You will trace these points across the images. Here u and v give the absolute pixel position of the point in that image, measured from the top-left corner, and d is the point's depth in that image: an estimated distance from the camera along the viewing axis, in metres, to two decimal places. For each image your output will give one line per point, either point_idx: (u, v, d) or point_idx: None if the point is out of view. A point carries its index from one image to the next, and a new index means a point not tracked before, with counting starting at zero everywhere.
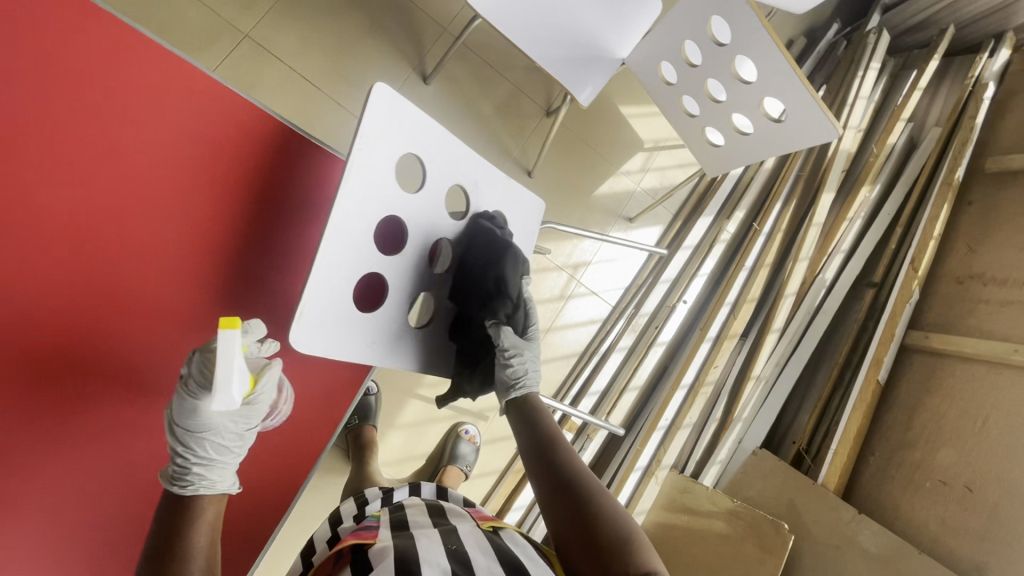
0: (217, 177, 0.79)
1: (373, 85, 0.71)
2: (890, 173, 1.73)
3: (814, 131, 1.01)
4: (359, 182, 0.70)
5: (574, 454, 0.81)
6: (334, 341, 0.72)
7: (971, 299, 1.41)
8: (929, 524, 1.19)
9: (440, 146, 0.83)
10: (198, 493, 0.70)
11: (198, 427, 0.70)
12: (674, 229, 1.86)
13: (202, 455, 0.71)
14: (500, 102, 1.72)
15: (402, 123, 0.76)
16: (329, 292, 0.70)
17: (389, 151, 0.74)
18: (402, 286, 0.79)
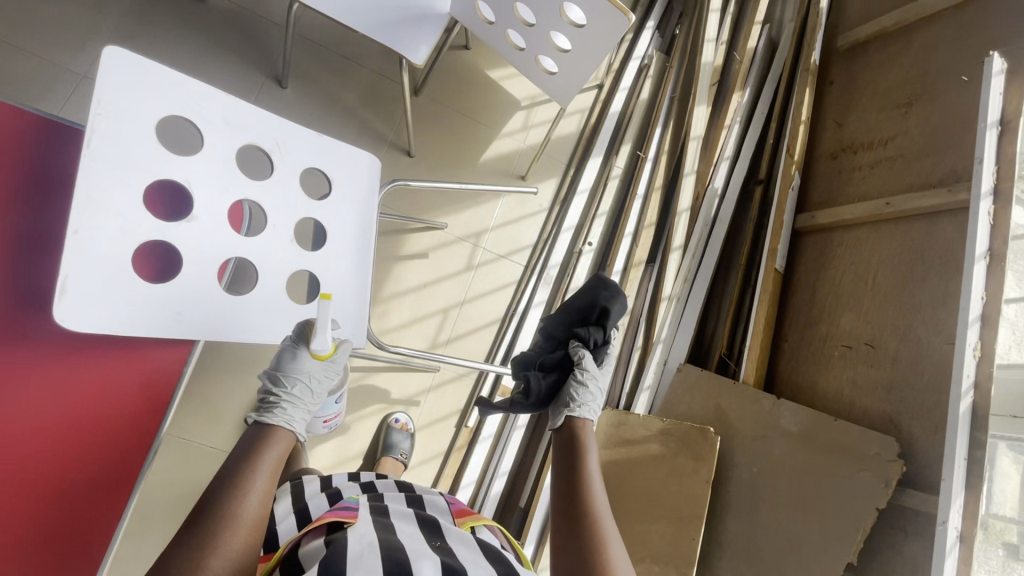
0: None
1: (102, 48, 0.70)
2: (757, 75, 1.76)
3: (614, 26, 1.02)
4: (114, 145, 0.70)
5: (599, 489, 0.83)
6: (115, 313, 0.69)
7: (846, 170, 1.43)
8: (844, 391, 1.18)
9: (216, 107, 0.80)
10: (277, 425, 0.75)
11: (290, 372, 0.82)
12: (568, 178, 1.85)
13: (291, 395, 0.80)
14: (364, 91, 1.72)
15: (156, 87, 0.74)
16: (101, 263, 0.68)
17: (144, 115, 0.72)
18: (201, 253, 0.77)
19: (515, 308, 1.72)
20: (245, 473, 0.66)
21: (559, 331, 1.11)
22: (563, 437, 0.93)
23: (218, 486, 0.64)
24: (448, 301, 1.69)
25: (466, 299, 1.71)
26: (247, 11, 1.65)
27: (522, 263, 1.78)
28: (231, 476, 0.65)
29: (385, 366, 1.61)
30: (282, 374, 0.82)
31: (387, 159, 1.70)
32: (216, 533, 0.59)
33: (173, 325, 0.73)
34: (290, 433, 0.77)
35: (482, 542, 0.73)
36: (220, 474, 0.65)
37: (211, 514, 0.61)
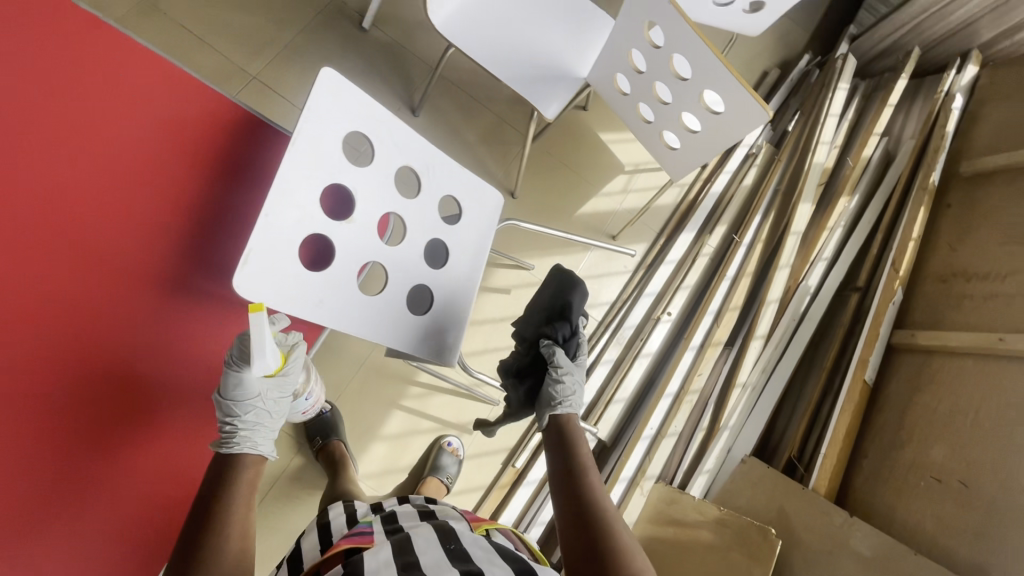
0: (189, 158, 0.85)
1: (320, 68, 0.81)
2: (868, 184, 1.76)
3: (751, 119, 1.06)
4: (308, 148, 0.80)
5: (597, 482, 0.81)
6: (279, 293, 0.78)
7: (955, 296, 1.38)
8: (926, 526, 1.11)
9: (388, 129, 0.90)
10: (243, 453, 0.80)
11: (238, 397, 0.80)
12: (657, 246, 1.89)
13: (248, 421, 0.80)
14: (484, 130, 1.85)
15: (347, 102, 0.84)
16: (274, 244, 0.78)
17: (337, 128, 0.83)
18: (351, 252, 0.86)
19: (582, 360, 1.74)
20: (225, 496, 0.75)
21: (529, 330, 1.02)
22: (554, 437, 0.89)
23: (204, 508, 0.73)
24: None
25: None
26: (400, 44, 1.83)
27: (597, 318, 1.81)
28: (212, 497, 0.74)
29: (448, 388, 1.66)
30: (231, 399, 0.80)
31: None
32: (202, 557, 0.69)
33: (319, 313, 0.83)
34: (259, 455, 0.82)
35: (497, 545, 0.76)
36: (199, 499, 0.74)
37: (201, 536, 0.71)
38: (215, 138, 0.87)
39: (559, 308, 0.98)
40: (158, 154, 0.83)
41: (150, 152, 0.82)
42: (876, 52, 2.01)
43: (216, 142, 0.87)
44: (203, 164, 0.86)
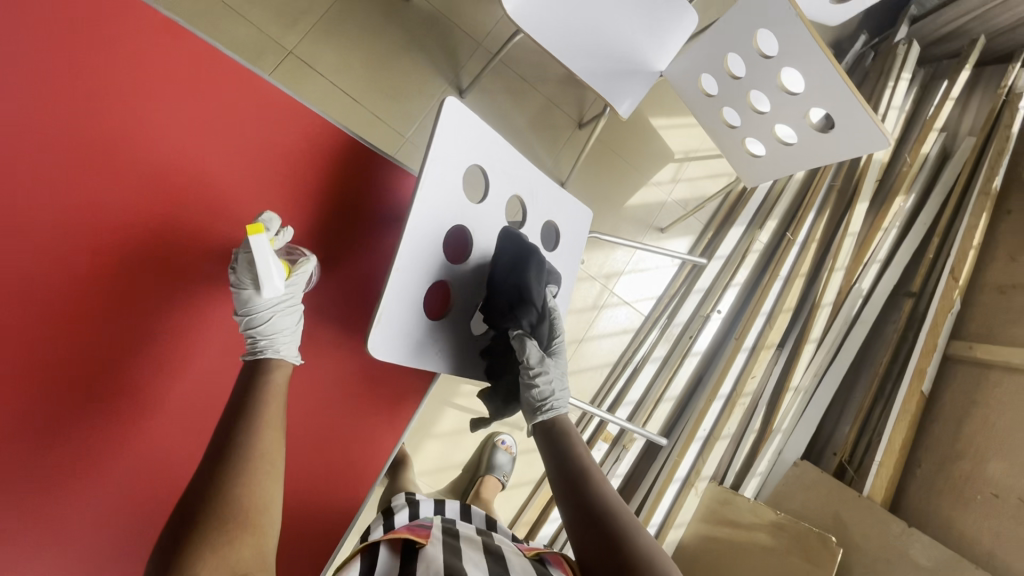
0: (319, 199, 0.85)
1: (447, 100, 0.80)
2: (924, 182, 1.72)
3: (863, 142, 1.02)
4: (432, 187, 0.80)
5: (608, 487, 0.77)
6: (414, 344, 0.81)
7: (1015, 309, 1.40)
8: (982, 537, 1.18)
9: (501, 159, 0.90)
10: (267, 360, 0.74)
11: (253, 307, 0.73)
12: (705, 239, 1.86)
13: (265, 332, 0.74)
14: (533, 114, 1.76)
15: (466, 134, 0.84)
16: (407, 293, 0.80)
17: (457, 164, 0.83)
18: (466, 295, 0.87)
19: (630, 357, 1.74)
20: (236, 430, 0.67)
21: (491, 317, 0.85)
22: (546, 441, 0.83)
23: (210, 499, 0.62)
24: (569, 335, 1.72)
25: (585, 337, 1.73)
26: (445, 17, 1.69)
27: (645, 313, 1.79)
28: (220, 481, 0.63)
29: None
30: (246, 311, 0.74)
31: None
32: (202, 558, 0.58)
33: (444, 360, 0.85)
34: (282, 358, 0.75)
35: None
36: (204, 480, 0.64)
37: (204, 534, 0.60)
38: (347, 185, 0.87)
39: (516, 292, 0.83)
40: (295, 200, 0.83)
41: (288, 200, 0.83)
42: (937, 36, 1.89)
43: (349, 189, 0.87)
44: (337, 212, 0.87)
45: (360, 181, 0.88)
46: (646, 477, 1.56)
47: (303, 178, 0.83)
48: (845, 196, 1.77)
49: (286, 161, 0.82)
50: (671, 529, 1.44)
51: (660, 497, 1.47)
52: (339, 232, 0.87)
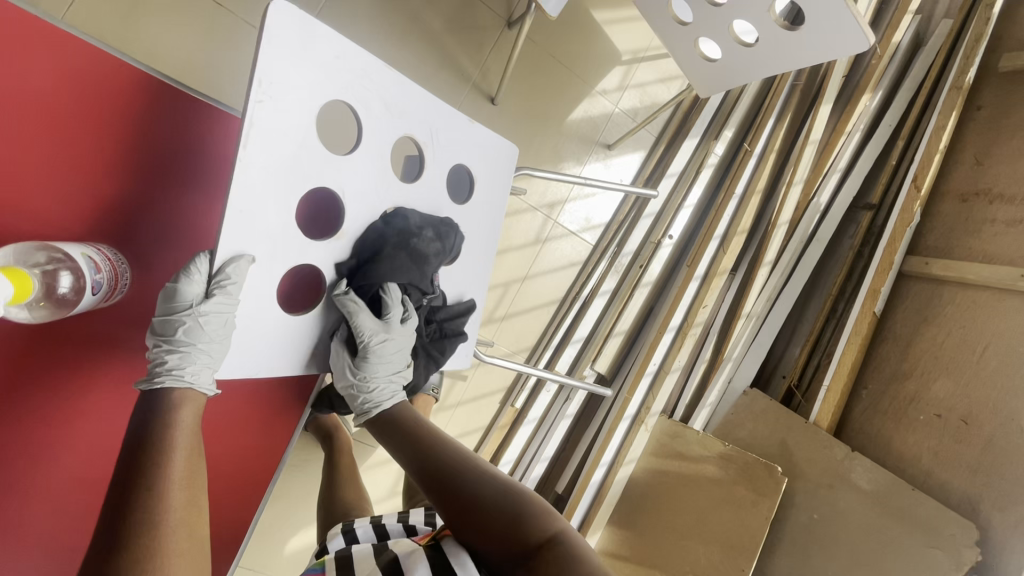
0: (103, 150, 0.65)
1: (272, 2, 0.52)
2: (894, 75, 1.53)
3: (834, 42, 0.84)
4: (261, 145, 0.56)
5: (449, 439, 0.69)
6: (262, 355, 0.64)
7: (976, 219, 1.32)
8: (922, 458, 1.20)
9: (381, 89, 0.65)
10: (168, 390, 0.57)
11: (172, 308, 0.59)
12: (655, 155, 1.67)
13: (177, 342, 0.58)
14: (451, 12, 1.45)
15: (318, 52, 0.58)
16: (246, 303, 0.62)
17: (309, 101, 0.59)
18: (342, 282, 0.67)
19: (578, 292, 1.62)
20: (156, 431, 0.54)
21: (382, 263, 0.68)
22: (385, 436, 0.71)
23: (148, 415, 0.55)
24: (511, 274, 1.57)
25: (528, 274, 1.59)
26: None
27: (592, 242, 1.65)
28: (157, 400, 0.57)
29: None
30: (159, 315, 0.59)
31: (469, 103, 1.49)
32: (154, 475, 0.51)
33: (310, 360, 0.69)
34: (195, 390, 0.59)
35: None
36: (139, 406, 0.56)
37: (152, 446, 0.53)
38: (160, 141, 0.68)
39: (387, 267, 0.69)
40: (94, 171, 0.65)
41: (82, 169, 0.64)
42: None
43: (164, 146, 0.69)
44: (156, 178, 0.69)
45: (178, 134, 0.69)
46: (593, 421, 1.50)
47: (97, 141, 0.65)
48: (807, 97, 1.58)
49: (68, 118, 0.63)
50: (622, 467, 1.41)
51: (611, 436, 1.42)
52: (162, 202, 0.70)
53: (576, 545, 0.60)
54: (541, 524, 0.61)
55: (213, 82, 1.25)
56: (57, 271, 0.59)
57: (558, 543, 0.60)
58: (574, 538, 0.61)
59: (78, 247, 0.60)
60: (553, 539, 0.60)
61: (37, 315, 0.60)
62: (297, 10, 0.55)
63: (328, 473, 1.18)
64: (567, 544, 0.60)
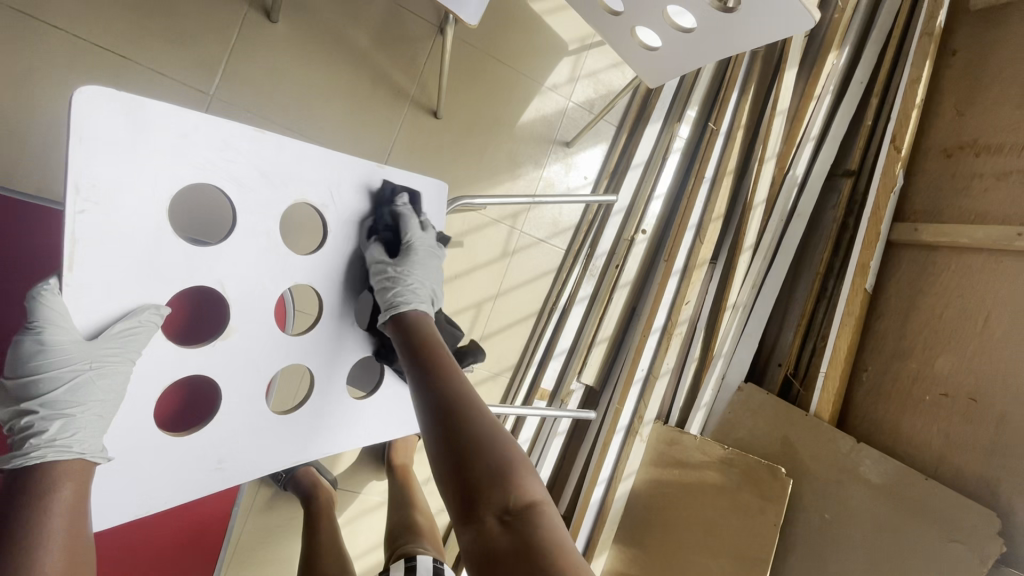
0: None
1: (71, 95, 0.49)
2: (860, 28, 1.42)
3: (777, 21, 0.75)
4: (103, 252, 0.54)
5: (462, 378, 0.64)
6: (155, 487, 0.59)
7: (964, 175, 1.22)
8: (932, 442, 1.13)
9: (248, 162, 0.61)
10: (50, 462, 0.52)
11: (44, 368, 0.54)
12: (619, 146, 1.56)
13: (58, 407, 0.54)
14: (376, 27, 1.35)
15: (153, 138, 0.55)
16: (129, 405, 0.59)
17: (155, 197, 0.56)
18: (240, 384, 0.64)
19: (554, 303, 1.53)
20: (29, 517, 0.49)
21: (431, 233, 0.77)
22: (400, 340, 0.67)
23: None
24: (481, 294, 1.48)
25: (500, 291, 1.50)
26: None
27: (563, 248, 1.56)
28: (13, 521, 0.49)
29: None
30: (24, 375, 0.54)
31: (410, 121, 1.39)
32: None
33: (225, 477, 0.63)
34: (81, 459, 0.54)
35: None
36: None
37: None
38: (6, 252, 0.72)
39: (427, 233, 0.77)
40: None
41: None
42: None
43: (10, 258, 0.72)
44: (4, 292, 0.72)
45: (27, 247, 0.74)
46: (584, 442, 1.41)
47: None
48: (770, 63, 1.48)
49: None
50: (621, 482, 1.34)
51: (605, 452, 1.34)
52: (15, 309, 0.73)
53: (556, 525, 0.54)
54: (527, 488, 0.55)
55: None
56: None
57: (536, 516, 0.53)
58: (558, 520, 0.55)
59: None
60: (521, 511, 0.53)
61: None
62: (116, 94, 0.52)
63: (308, 537, 1.12)
64: (547, 520, 0.54)
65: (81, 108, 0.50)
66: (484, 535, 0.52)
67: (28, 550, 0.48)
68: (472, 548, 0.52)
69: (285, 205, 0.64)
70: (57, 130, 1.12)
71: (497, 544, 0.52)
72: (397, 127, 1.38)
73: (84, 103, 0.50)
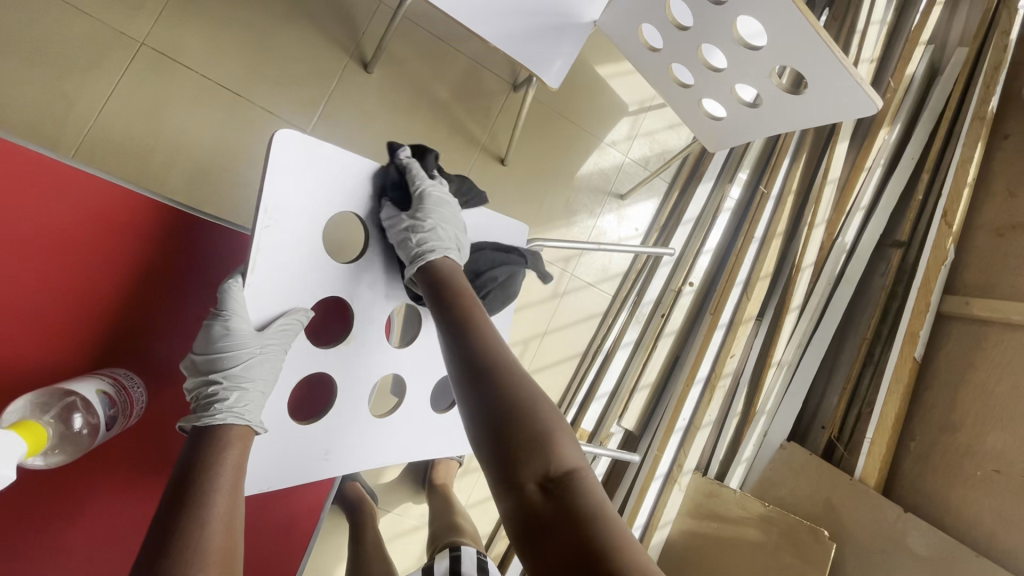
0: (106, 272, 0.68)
1: (273, 134, 0.64)
2: (911, 108, 1.50)
3: (841, 104, 0.83)
4: (275, 259, 0.66)
5: (497, 344, 0.64)
6: (279, 467, 0.67)
7: (1015, 254, 1.25)
8: (984, 519, 1.11)
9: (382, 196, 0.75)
10: (228, 426, 0.60)
11: (227, 347, 0.62)
12: (670, 202, 1.64)
13: (237, 379, 0.62)
14: (457, 81, 1.50)
15: (322, 172, 0.69)
16: (281, 387, 0.68)
17: (314, 218, 0.68)
18: (351, 386, 0.72)
19: (599, 345, 1.58)
20: (201, 472, 0.55)
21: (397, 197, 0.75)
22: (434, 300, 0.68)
23: (178, 485, 0.53)
24: (531, 330, 1.56)
25: (548, 329, 1.57)
26: None
27: (611, 293, 1.63)
28: (190, 465, 0.55)
29: None
30: (211, 352, 0.62)
31: (479, 165, 1.51)
32: (174, 556, 0.48)
33: (331, 467, 0.71)
34: (246, 426, 0.62)
35: None
36: (176, 467, 0.55)
37: (175, 525, 0.50)
38: (176, 259, 0.72)
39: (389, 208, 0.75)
40: (107, 296, 0.68)
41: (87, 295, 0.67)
42: None
43: (180, 265, 0.73)
44: (163, 297, 0.72)
45: (193, 254, 0.73)
46: (621, 486, 1.43)
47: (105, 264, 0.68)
48: (822, 134, 1.55)
49: (77, 251, 0.66)
50: (657, 530, 1.34)
51: (643, 497, 1.35)
52: (171, 315, 0.73)
53: (594, 487, 0.55)
54: (563, 454, 0.56)
55: (235, 167, 1.31)
56: (68, 412, 0.62)
57: (574, 483, 0.54)
58: (597, 484, 0.55)
59: (92, 386, 0.63)
60: (566, 475, 0.55)
61: (52, 460, 0.62)
62: (303, 136, 0.67)
63: (354, 548, 1.16)
64: (585, 486, 0.54)
65: (277, 142, 0.65)
66: (526, 502, 0.54)
67: (203, 486, 0.53)
68: (513, 510, 0.54)
69: None
70: (178, 154, 1.27)
71: (541, 510, 0.53)
72: (468, 171, 1.50)
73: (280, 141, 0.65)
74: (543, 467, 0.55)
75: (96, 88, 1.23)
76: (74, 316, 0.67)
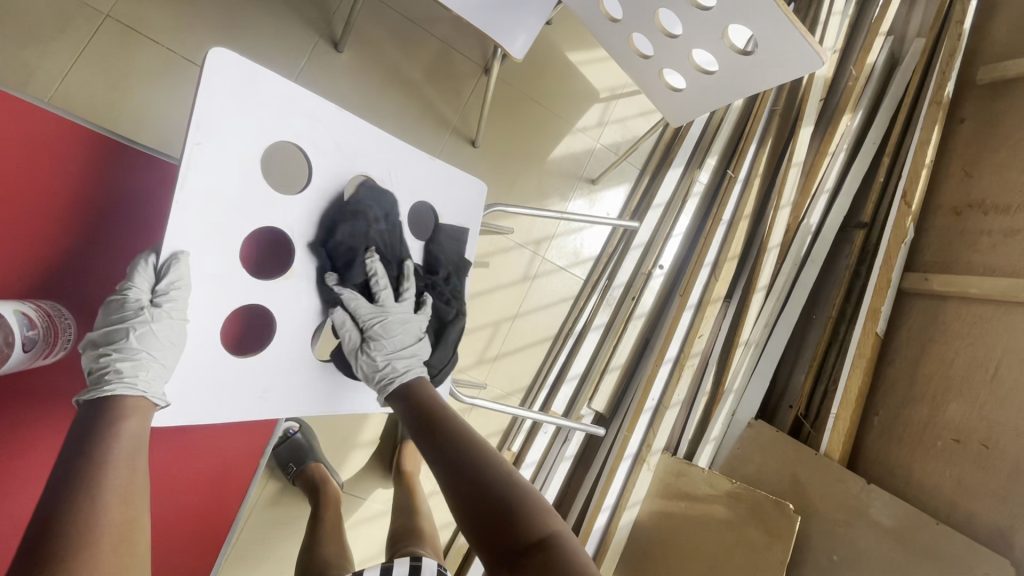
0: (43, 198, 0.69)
1: (208, 55, 0.65)
2: (872, 95, 1.53)
3: (791, 62, 0.85)
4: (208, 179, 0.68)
5: (464, 424, 0.71)
6: (209, 398, 0.70)
7: (972, 232, 1.28)
8: (943, 488, 1.12)
9: (331, 132, 0.78)
10: (119, 396, 0.62)
11: (122, 318, 0.66)
12: (641, 186, 1.66)
13: (129, 351, 0.64)
14: (428, 63, 1.50)
15: (263, 99, 0.71)
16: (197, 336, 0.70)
17: (254, 145, 0.71)
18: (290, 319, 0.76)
19: (570, 328, 1.57)
20: (104, 434, 0.58)
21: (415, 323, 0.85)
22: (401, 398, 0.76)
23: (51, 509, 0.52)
24: (501, 314, 1.55)
25: (519, 313, 1.57)
26: None
27: (583, 277, 1.63)
28: (75, 463, 0.55)
29: None
30: (111, 325, 0.66)
31: (450, 147, 1.51)
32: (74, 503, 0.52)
33: (264, 405, 0.73)
34: (144, 398, 0.63)
35: None
36: (78, 428, 0.59)
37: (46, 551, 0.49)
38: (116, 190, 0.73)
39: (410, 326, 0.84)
40: (46, 225, 0.70)
41: (26, 222, 0.69)
42: None
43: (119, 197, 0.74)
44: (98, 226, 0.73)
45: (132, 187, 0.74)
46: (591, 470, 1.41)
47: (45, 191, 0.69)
48: (788, 120, 1.57)
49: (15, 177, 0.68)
50: (625, 511, 1.33)
51: (611, 478, 1.34)
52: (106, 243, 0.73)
53: (570, 554, 0.59)
54: (540, 522, 0.60)
55: None
56: None
57: (550, 548, 0.58)
58: (572, 546, 0.60)
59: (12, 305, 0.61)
60: (546, 540, 0.59)
61: None
62: (241, 60, 0.69)
63: (311, 527, 1.13)
64: (561, 550, 0.59)
65: (212, 63, 0.66)
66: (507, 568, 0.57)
67: (100, 444, 0.57)
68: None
69: (349, 173, 0.79)
70: (139, 126, 1.25)
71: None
72: (438, 152, 1.50)
73: (217, 62, 0.67)
74: (525, 536, 0.59)
75: (57, 58, 1.22)
76: (20, 241, 0.68)
